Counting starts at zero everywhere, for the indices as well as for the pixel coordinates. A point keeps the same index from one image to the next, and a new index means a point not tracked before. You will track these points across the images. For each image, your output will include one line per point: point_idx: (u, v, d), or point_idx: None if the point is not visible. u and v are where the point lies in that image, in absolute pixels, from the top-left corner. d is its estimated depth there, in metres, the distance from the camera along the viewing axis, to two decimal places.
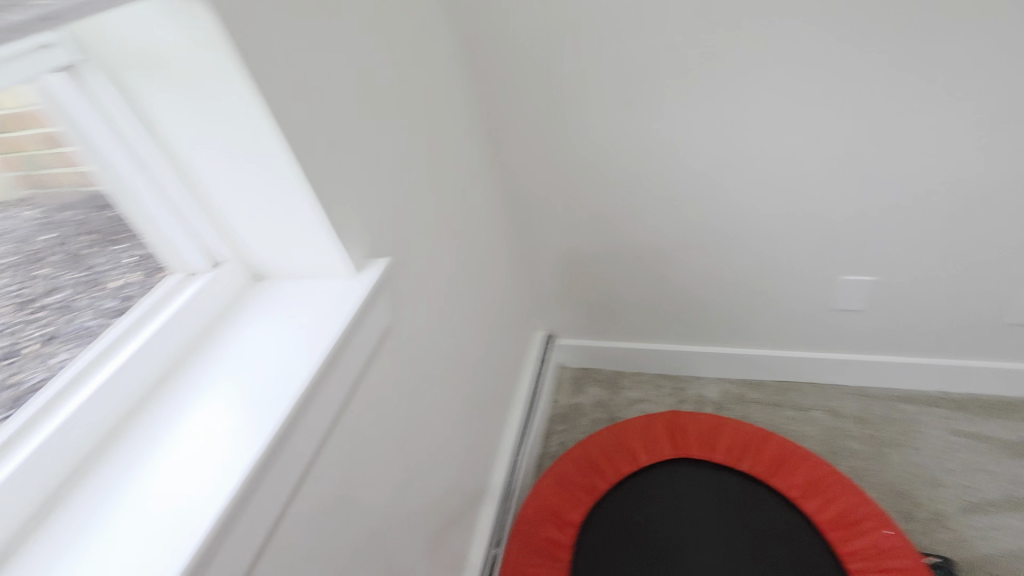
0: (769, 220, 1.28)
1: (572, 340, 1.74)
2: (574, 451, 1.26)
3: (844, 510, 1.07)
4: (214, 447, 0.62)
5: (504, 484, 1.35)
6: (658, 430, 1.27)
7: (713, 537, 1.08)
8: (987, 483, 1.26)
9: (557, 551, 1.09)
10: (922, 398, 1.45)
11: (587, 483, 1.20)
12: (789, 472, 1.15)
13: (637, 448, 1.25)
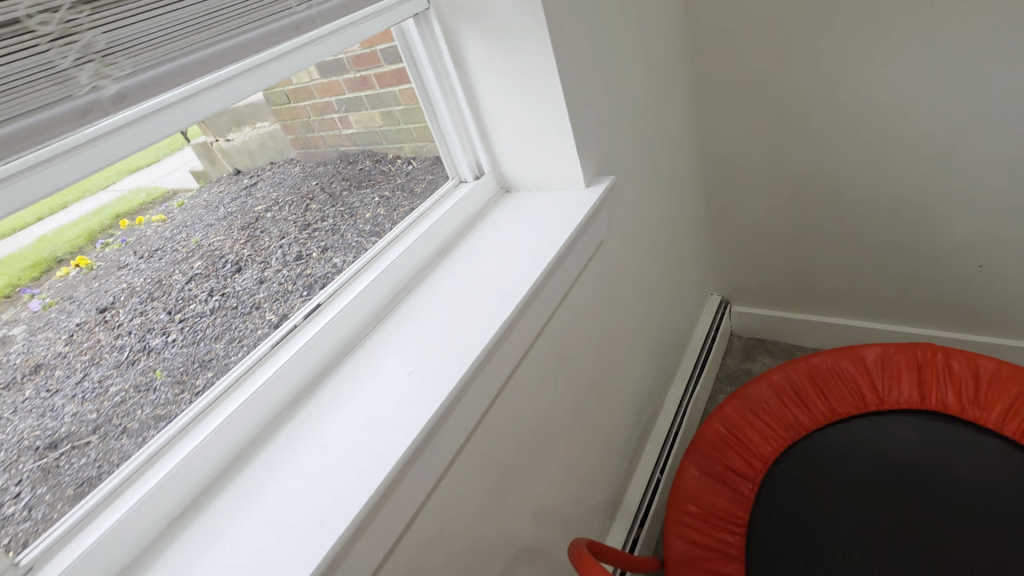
0: (1007, 185, 1.17)
1: (750, 308, 1.73)
2: (779, 377, 1.28)
3: None
4: (450, 342, 0.78)
5: (670, 426, 1.42)
6: (899, 370, 1.22)
7: (939, 489, 1.04)
8: None
9: (738, 482, 1.17)
10: None
11: (788, 415, 1.24)
12: None
13: (863, 388, 1.23)
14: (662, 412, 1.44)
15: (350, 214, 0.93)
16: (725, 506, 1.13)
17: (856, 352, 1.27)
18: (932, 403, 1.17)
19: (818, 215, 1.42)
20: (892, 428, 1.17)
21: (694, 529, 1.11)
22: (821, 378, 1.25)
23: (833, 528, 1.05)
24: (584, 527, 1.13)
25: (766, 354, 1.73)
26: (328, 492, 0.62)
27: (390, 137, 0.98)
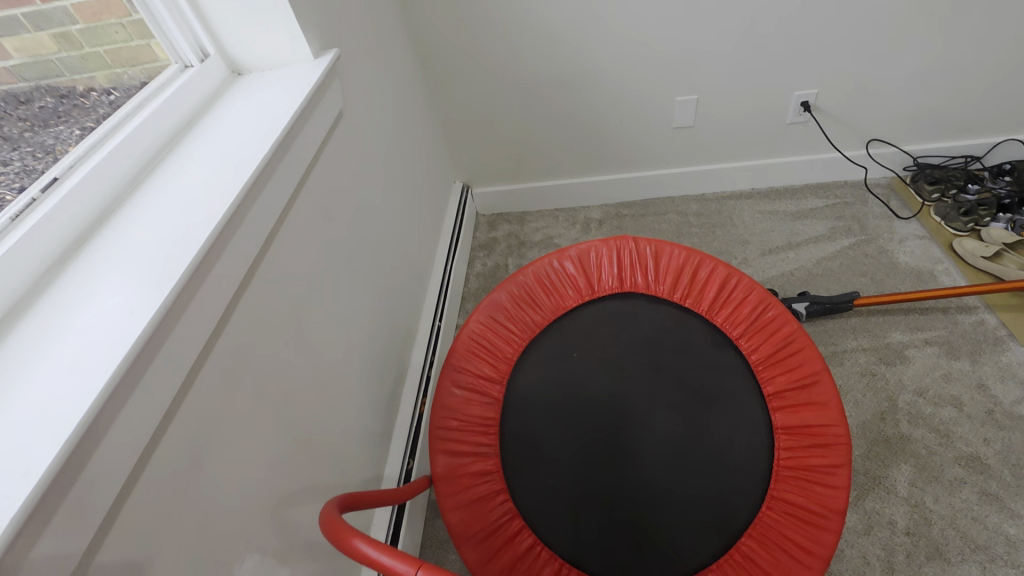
0: (620, 56, 1.67)
1: (486, 189, 2.11)
2: (517, 285, 1.24)
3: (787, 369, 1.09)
4: (213, 176, 0.83)
5: (439, 287, 1.75)
6: (607, 262, 1.24)
7: (646, 350, 1.12)
8: (777, 237, 1.82)
9: (491, 388, 1.14)
10: (740, 195, 1.99)
11: (525, 318, 1.20)
12: (739, 321, 1.15)
13: (582, 280, 1.23)
14: (430, 278, 1.75)
15: (46, 153, 0.81)
16: (480, 414, 1.11)
17: (582, 251, 1.26)
18: (641, 286, 1.21)
19: (507, 96, 1.79)
20: (608, 314, 1.18)
21: (451, 447, 1.08)
22: (551, 279, 1.24)
23: (558, 405, 1.09)
24: (384, 367, 1.35)
25: (505, 224, 2.14)
26: (104, 327, 0.61)
27: (74, 69, 0.91)
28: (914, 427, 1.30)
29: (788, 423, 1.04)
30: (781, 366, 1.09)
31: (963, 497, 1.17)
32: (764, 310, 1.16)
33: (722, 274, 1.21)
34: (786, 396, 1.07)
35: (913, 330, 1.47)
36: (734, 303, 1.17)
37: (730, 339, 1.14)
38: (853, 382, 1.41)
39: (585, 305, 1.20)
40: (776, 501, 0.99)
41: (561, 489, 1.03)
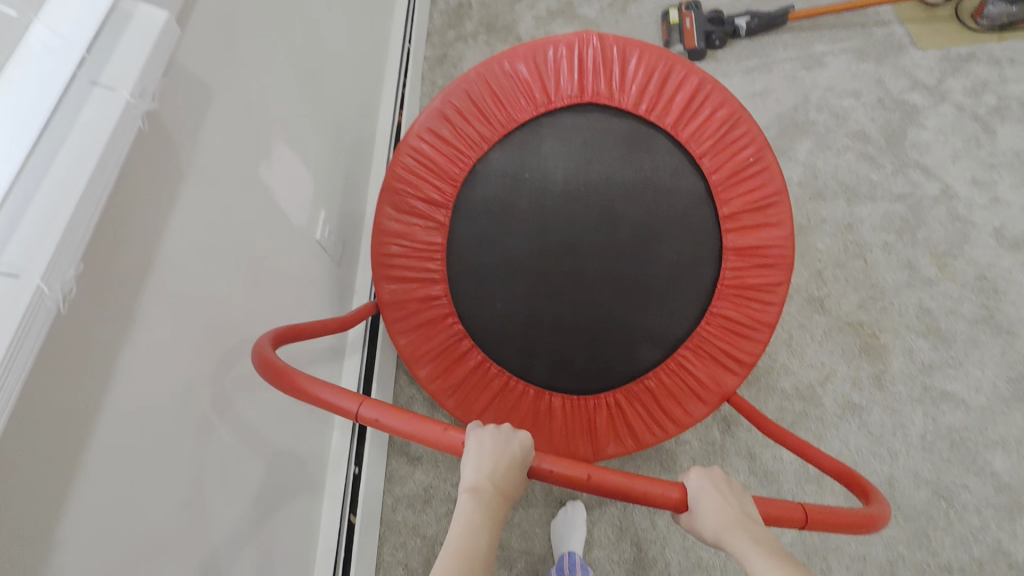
0: None
1: None
2: (463, 100, 1.07)
3: (746, 188, 1.03)
4: None
5: (407, 11, 1.78)
6: (565, 64, 1.04)
7: (600, 171, 1.01)
8: None
9: (434, 213, 1.07)
10: None
11: (471, 133, 1.06)
12: (703, 130, 1.03)
13: (535, 88, 1.05)
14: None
15: None
16: (424, 239, 1.07)
17: (537, 59, 1.05)
18: (604, 96, 1.04)
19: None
20: (562, 131, 1.03)
21: (398, 275, 1.07)
22: (500, 86, 1.06)
23: (507, 235, 1.02)
24: (367, 60, 1.45)
25: None
26: None
27: None
28: (819, 114, 1.56)
29: (739, 243, 1.02)
30: (739, 186, 1.03)
31: (844, 158, 1.48)
32: (733, 126, 1.04)
33: (691, 79, 1.05)
34: (741, 218, 1.02)
35: (834, 42, 1.68)
36: (702, 113, 1.04)
37: (693, 156, 1.03)
38: (777, 83, 1.64)
39: (537, 120, 1.04)
40: (715, 315, 1.02)
41: (508, 318, 1.03)
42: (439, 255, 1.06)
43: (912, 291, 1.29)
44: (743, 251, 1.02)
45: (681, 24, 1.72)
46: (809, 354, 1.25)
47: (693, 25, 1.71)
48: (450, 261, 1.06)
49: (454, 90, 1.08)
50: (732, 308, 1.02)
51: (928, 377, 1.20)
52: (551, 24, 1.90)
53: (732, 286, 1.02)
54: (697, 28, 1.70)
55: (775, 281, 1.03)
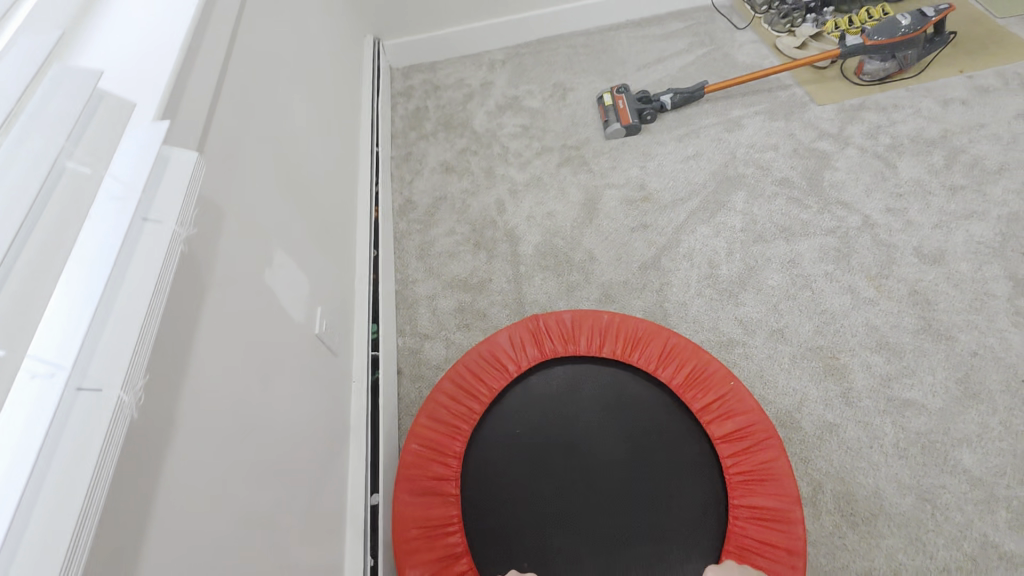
0: None
1: (397, 39, 2.30)
2: (445, 382, 1.25)
3: (702, 381, 1.17)
4: None
5: (371, 117, 1.96)
6: (523, 337, 1.28)
7: (583, 418, 1.15)
8: (650, 56, 2.20)
9: (446, 485, 1.11)
10: (619, 26, 2.34)
11: (465, 409, 1.20)
12: (645, 347, 1.23)
13: (506, 361, 1.25)
14: (362, 109, 1.95)
15: None
16: (442, 513, 1.07)
17: (491, 342, 1.29)
18: (562, 352, 1.25)
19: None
20: (535, 390, 1.20)
21: (424, 555, 1.03)
22: (476, 365, 1.26)
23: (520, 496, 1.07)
24: (342, 163, 1.59)
25: (418, 73, 2.36)
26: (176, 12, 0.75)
27: None
28: (747, 168, 1.78)
29: (721, 431, 1.10)
30: (699, 386, 1.16)
31: (776, 204, 1.67)
32: (666, 341, 1.24)
33: (617, 317, 1.30)
34: (712, 407, 1.13)
35: (747, 106, 1.94)
36: (639, 336, 1.25)
37: (650, 374, 1.19)
38: (706, 146, 1.86)
39: (513, 388, 1.21)
40: (738, 505, 1.02)
41: (545, 568, 1.01)
42: (457, 523, 1.06)
43: (858, 313, 1.43)
44: (732, 437, 1.09)
45: (616, 104, 1.97)
46: (781, 382, 1.35)
47: (626, 104, 1.96)
48: (470, 532, 1.06)
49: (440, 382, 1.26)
50: (749, 495, 1.02)
51: (889, 389, 1.30)
52: (501, 117, 2.12)
53: (735, 469, 1.05)
54: (630, 106, 1.95)
55: (771, 454, 1.07)
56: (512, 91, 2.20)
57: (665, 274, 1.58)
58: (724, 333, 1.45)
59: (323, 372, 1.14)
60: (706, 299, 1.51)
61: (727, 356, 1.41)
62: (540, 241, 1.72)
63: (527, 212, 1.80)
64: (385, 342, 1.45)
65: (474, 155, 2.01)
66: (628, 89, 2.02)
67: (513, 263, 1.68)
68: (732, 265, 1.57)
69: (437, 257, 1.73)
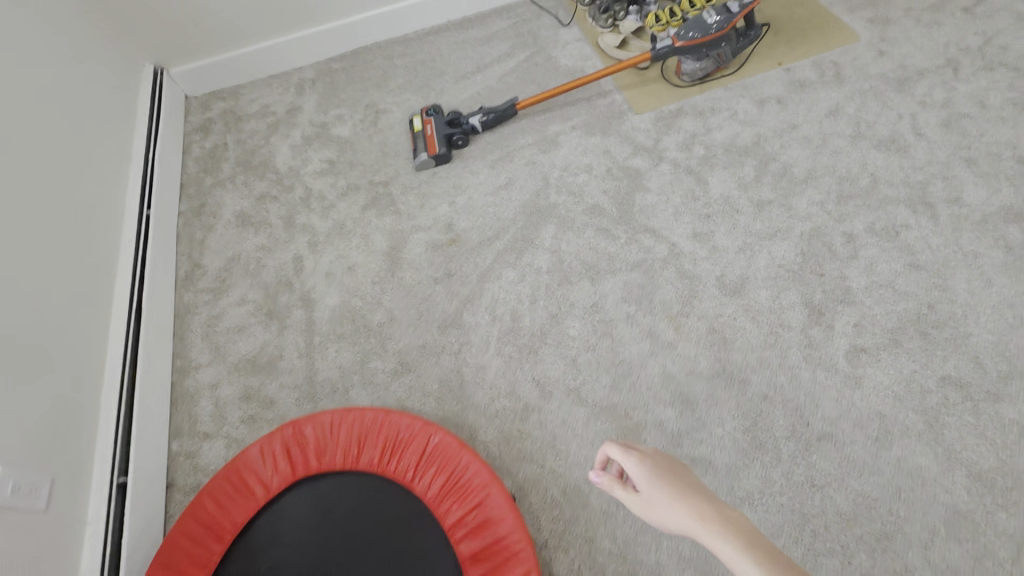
0: None
1: (185, 65, 2.02)
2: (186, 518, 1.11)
3: (458, 489, 1.07)
4: None
5: (143, 172, 1.71)
6: (273, 450, 1.15)
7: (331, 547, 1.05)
8: (469, 64, 2.01)
9: None
10: (439, 29, 2.11)
11: (203, 551, 1.07)
12: (404, 452, 1.12)
13: (253, 485, 1.12)
14: (130, 163, 1.70)
15: None
16: None
17: (239, 463, 1.14)
18: (315, 467, 1.12)
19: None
20: (282, 518, 1.09)
21: None
22: (219, 492, 1.12)
23: None
24: (77, 251, 1.36)
25: (219, 101, 2.09)
26: None
27: None
28: (559, 195, 1.65)
29: (472, 550, 1.01)
30: (455, 494, 1.07)
31: (585, 236, 1.56)
32: (427, 441, 1.12)
33: (380, 412, 1.17)
34: (466, 521, 1.04)
35: (564, 120, 1.80)
36: (399, 438, 1.13)
37: (405, 485, 1.09)
38: (519, 172, 1.72)
39: (260, 516, 1.09)
40: None
41: None
42: None
43: (656, 359, 1.35)
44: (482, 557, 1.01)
45: (424, 130, 1.79)
46: (573, 451, 1.27)
47: (434, 129, 1.78)
48: None
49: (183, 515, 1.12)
50: None
51: (679, 447, 1.24)
52: (307, 150, 1.90)
53: None
54: (438, 132, 1.77)
55: None
56: (321, 117, 1.97)
57: (466, 332, 1.46)
58: (521, 398, 1.35)
59: (11, 544, 0.99)
60: (505, 358, 1.41)
61: (521, 426, 1.32)
62: (338, 304, 1.56)
63: (327, 268, 1.63)
64: (140, 459, 1.30)
65: (275, 200, 1.80)
66: (440, 110, 1.84)
67: (307, 334, 1.52)
68: (535, 314, 1.46)
69: (225, 333, 1.55)
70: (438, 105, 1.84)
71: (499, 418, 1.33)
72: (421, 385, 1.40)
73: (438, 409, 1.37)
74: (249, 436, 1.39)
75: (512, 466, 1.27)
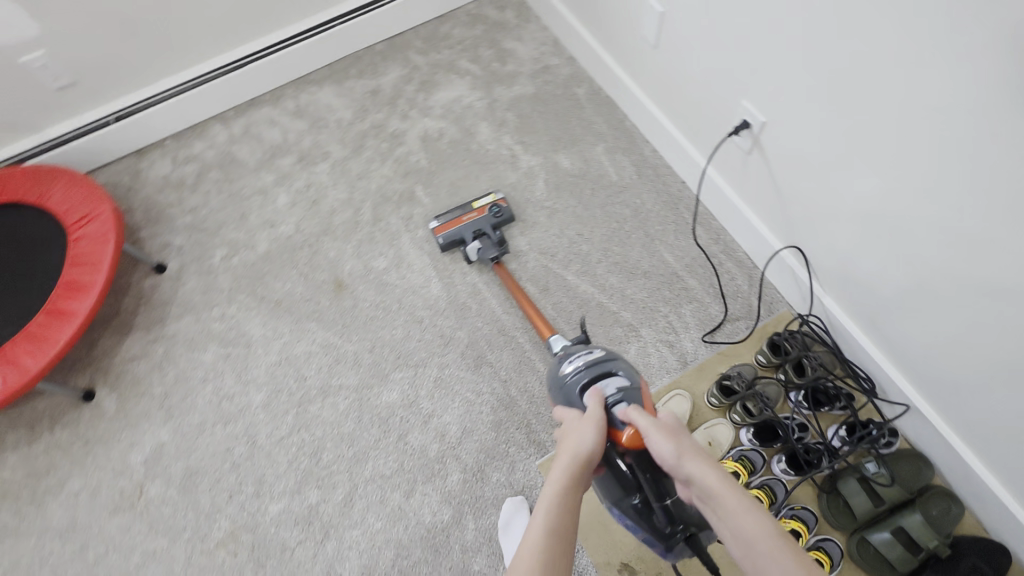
0: None
1: None
2: (51, 169, 1.59)
3: (25, 346, 1.30)
4: None
5: (374, 1, 1.86)
6: (84, 209, 1.50)
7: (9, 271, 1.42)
8: (606, 229, 1.50)
9: None
10: (662, 178, 1.55)
11: (26, 189, 1.54)
12: (61, 296, 1.35)
13: (64, 204, 1.51)
14: None
15: None
16: None
17: (77, 175, 1.56)
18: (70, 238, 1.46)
19: None
20: (39, 226, 1.49)
21: None
22: (61, 186, 1.54)
23: None
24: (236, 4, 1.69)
25: (515, 13, 1.97)
26: None
27: None
28: (395, 381, 1.36)
29: None
30: (21, 345, 1.30)
31: (333, 422, 1.33)
32: (67, 312, 1.33)
33: (98, 269, 1.39)
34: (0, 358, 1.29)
35: (514, 368, 1.34)
36: (70, 288, 1.36)
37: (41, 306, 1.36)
38: (429, 331, 1.41)
39: (42, 215, 1.51)
40: None
41: None
42: None
43: (177, 520, 1.27)
44: None
45: (466, 211, 1.51)
46: (108, 445, 1.37)
47: (467, 222, 1.49)
48: None
49: (54, 169, 1.60)
50: None
51: (88, 557, 1.25)
52: (454, 115, 1.77)
53: None
54: (462, 227, 1.47)
55: None
56: (499, 107, 1.76)
57: (230, 322, 1.50)
58: (168, 394, 1.42)
59: (18, 86, 1.57)
60: (202, 368, 1.44)
61: (137, 392, 1.43)
62: (273, 207, 1.68)
63: (308, 183, 1.70)
64: (121, 130, 1.75)
65: (389, 112, 1.81)
66: (503, 216, 1.50)
67: (244, 194, 1.72)
68: (244, 388, 1.40)
69: (250, 134, 1.83)
70: (511, 217, 1.51)
71: (149, 369, 1.46)
72: (184, 298, 1.55)
73: (161, 322, 1.52)
74: (152, 193, 1.75)
75: (107, 393, 1.43)
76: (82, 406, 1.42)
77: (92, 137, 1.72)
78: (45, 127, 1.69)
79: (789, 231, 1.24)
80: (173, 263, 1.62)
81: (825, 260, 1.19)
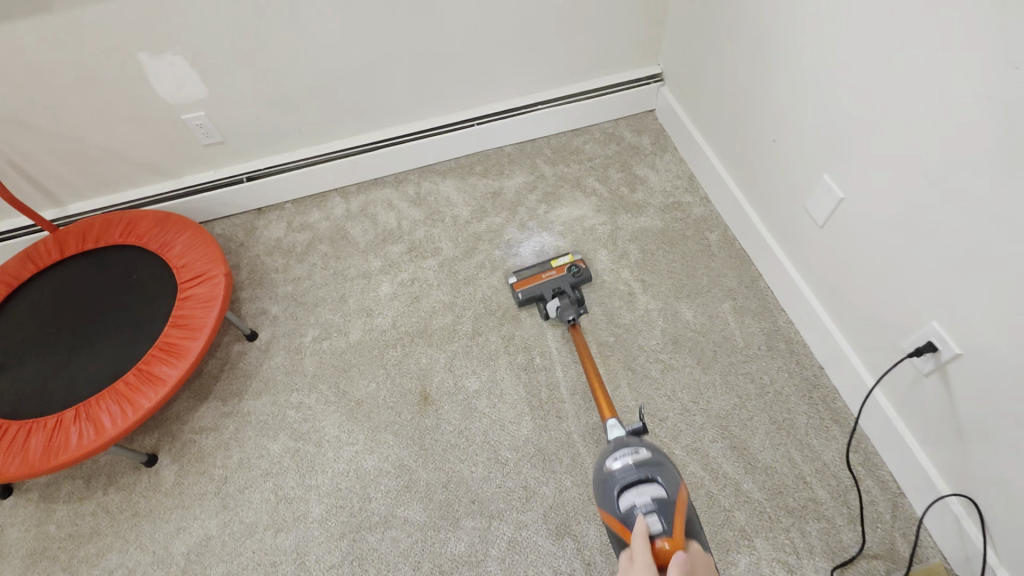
0: (807, 70, 1.18)
1: (668, 94, 1.86)
2: (178, 218, 1.62)
3: (107, 405, 1.27)
4: None
5: (515, 107, 1.86)
6: (198, 267, 1.50)
7: (113, 317, 1.42)
8: (724, 401, 1.33)
9: (96, 234, 1.58)
10: (796, 355, 1.38)
11: (151, 234, 1.57)
12: (154, 357, 1.33)
13: (181, 258, 1.52)
14: (517, 95, 1.86)
15: None
16: (78, 233, 1.58)
17: (203, 231, 1.58)
18: (177, 294, 1.45)
19: (722, 12, 1.43)
20: (153, 275, 1.50)
21: (61, 234, 1.58)
22: (183, 239, 1.56)
23: (76, 281, 1.51)
24: (384, 92, 1.73)
25: (652, 138, 1.91)
26: None
27: None
28: (463, 530, 1.22)
29: (58, 419, 1.26)
30: (103, 402, 1.27)
31: (390, 563, 1.20)
32: (156, 376, 1.30)
33: (197, 336, 1.37)
34: (81, 412, 1.26)
35: (602, 551, 1.17)
36: (165, 351, 1.34)
37: (132, 363, 1.34)
38: (511, 478, 1.27)
39: (158, 263, 1.53)
40: (7, 424, 1.27)
41: (26, 303, 1.48)
42: (71, 249, 1.56)
43: None
44: (47, 430, 1.25)
45: (545, 267, 1.52)
46: (152, 524, 1.29)
47: (546, 279, 1.50)
48: (68, 255, 1.55)
49: (181, 218, 1.63)
50: (10, 432, 1.26)
51: None
52: (573, 235, 1.70)
53: (28, 425, 1.26)
54: (542, 284, 1.49)
55: (26, 452, 1.23)
56: (622, 236, 1.67)
57: (306, 413, 1.43)
58: (227, 479, 1.34)
59: (172, 138, 1.65)
60: (268, 459, 1.36)
61: (196, 469, 1.36)
62: (374, 295, 1.64)
63: (414, 277, 1.66)
64: (250, 188, 1.80)
65: (507, 219, 1.77)
66: (582, 276, 1.50)
67: (349, 274, 1.70)
68: (305, 494, 1.30)
69: (368, 212, 1.84)
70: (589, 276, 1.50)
71: (215, 446, 1.39)
72: (266, 373, 1.51)
73: (239, 395, 1.48)
74: (262, 254, 1.78)
75: (169, 462, 1.38)
76: (141, 471, 1.37)
77: (221, 190, 1.77)
78: (184, 175, 1.76)
79: (962, 477, 1.04)
80: (265, 333, 1.59)
81: (996, 523, 0.99)
